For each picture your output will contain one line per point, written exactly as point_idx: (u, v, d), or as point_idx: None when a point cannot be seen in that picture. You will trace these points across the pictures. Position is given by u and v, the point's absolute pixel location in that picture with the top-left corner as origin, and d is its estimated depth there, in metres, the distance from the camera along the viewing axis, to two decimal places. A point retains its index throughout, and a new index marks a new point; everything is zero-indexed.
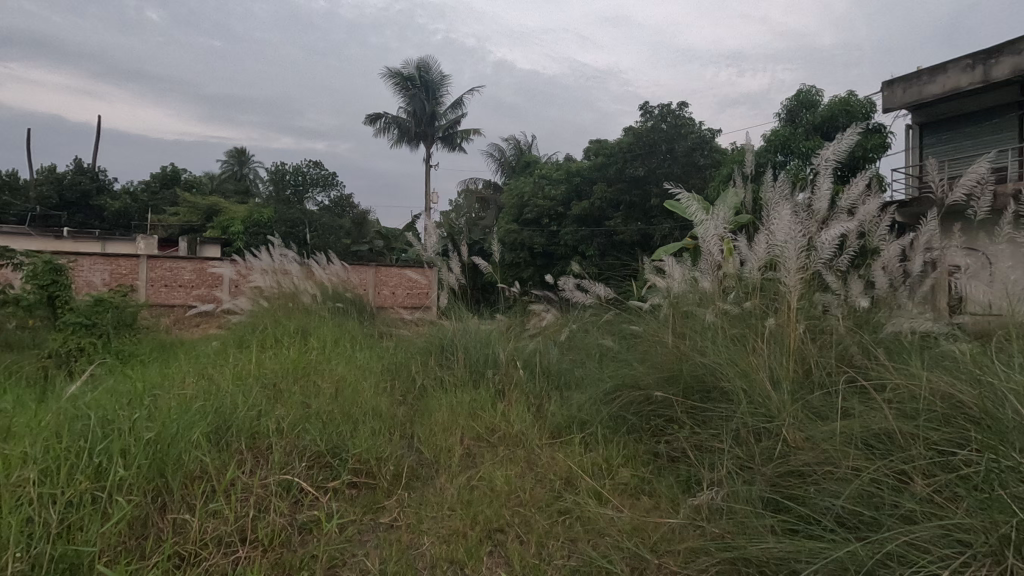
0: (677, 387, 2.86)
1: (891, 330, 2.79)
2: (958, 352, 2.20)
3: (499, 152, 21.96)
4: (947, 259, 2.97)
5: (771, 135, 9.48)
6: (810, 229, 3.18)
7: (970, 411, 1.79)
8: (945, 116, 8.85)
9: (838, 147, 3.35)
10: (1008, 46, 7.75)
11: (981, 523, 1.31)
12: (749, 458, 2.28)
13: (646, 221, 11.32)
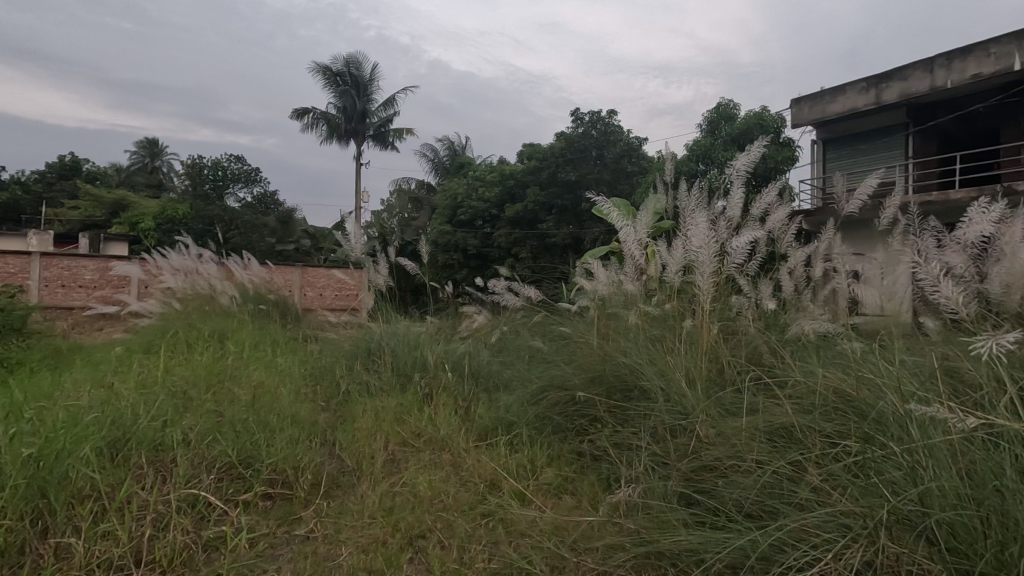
0: (600, 387, 2.94)
1: (795, 330, 3.00)
2: (850, 350, 2.40)
3: (432, 152, 21.80)
4: (844, 265, 3.23)
5: (694, 145, 9.97)
6: (723, 236, 3.37)
7: (857, 406, 1.94)
8: (844, 133, 9.67)
9: (749, 158, 3.58)
10: (897, 72, 8.61)
11: (861, 508, 1.42)
12: (665, 455, 2.38)
13: (578, 224, 11.57)
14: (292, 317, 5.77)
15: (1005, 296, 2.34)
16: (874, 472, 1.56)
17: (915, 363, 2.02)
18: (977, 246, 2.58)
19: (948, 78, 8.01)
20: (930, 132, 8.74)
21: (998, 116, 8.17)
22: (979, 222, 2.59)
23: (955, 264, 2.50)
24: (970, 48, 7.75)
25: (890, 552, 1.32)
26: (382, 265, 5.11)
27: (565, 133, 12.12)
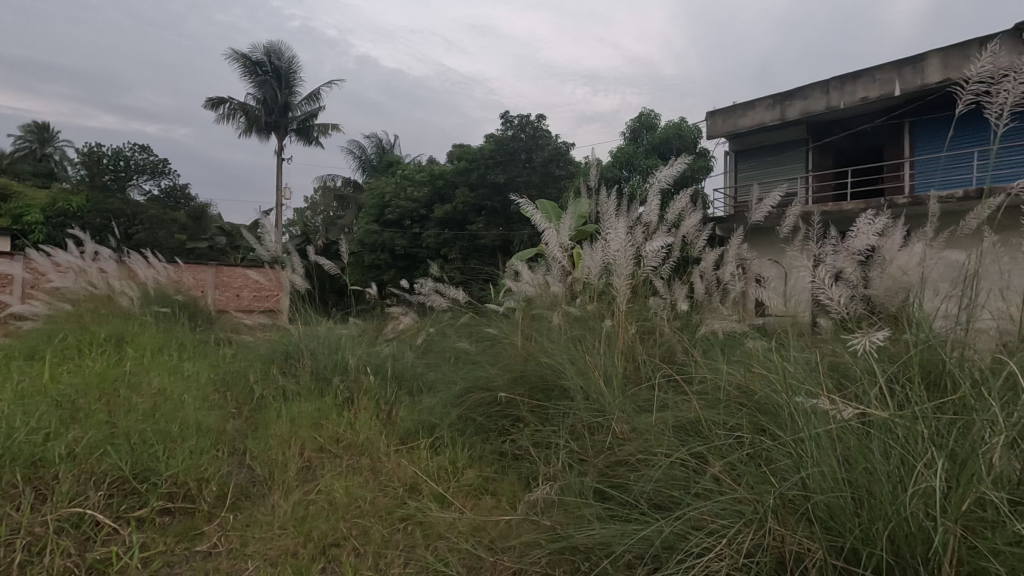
0: (523, 387, 2.98)
1: (706, 330, 3.18)
2: (753, 349, 2.58)
3: (359, 150, 21.26)
4: (751, 269, 3.47)
5: (618, 152, 10.34)
6: (640, 241, 3.53)
7: (755, 400, 2.09)
8: (753, 146, 10.36)
9: (666, 169, 3.75)
10: (798, 92, 9.32)
11: (753, 494, 1.53)
12: (582, 452, 2.46)
13: (507, 227, 11.66)
14: (203, 319, 5.41)
15: (883, 299, 2.60)
16: (767, 460, 1.68)
17: (806, 359, 2.20)
18: (862, 254, 2.85)
19: (842, 100, 8.77)
20: (826, 148, 9.54)
21: (882, 135, 9.04)
22: (863, 233, 2.87)
23: (844, 269, 2.74)
24: (860, 73, 8.52)
25: (778, 535, 1.42)
26: (297, 265, 4.86)
27: (494, 135, 12.20)
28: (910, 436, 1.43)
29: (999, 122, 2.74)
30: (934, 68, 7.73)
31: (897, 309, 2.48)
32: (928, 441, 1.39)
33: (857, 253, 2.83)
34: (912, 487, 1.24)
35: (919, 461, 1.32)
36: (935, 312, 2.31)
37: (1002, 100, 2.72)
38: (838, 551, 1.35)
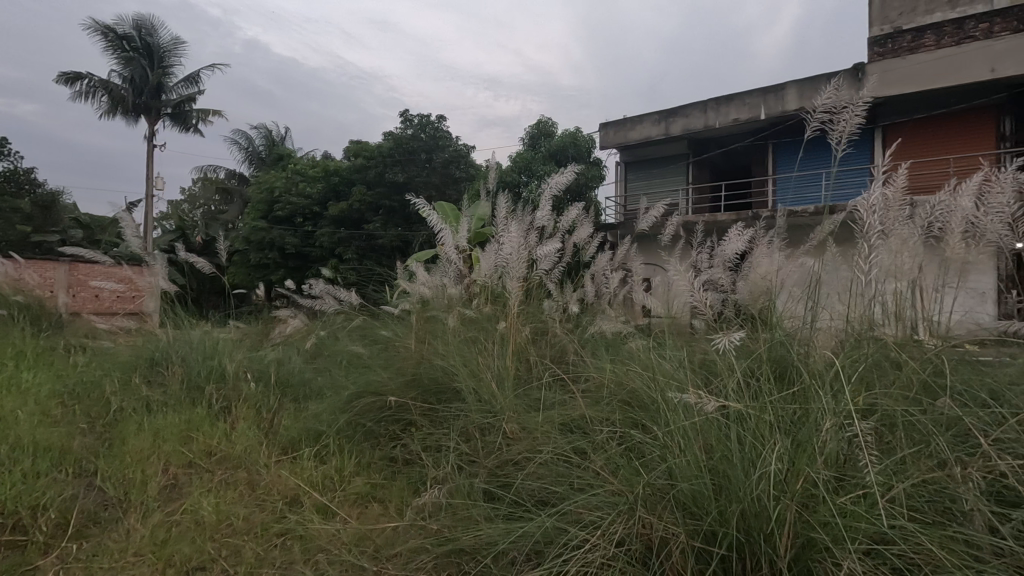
0: (415, 391, 2.94)
1: (595, 331, 3.33)
2: (635, 348, 2.74)
3: (245, 140, 19.83)
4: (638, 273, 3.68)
5: (516, 156, 10.55)
6: (534, 244, 3.62)
7: (634, 396, 2.22)
8: (641, 158, 11.04)
9: (561, 177, 3.89)
10: (679, 110, 10.08)
11: (627, 485, 1.62)
12: (473, 454, 2.47)
13: (406, 227, 11.40)
14: (50, 323, 4.74)
15: (747, 300, 2.87)
16: (642, 453, 1.78)
17: (682, 358, 2.37)
18: (731, 261, 3.13)
19: (718, 119, 9.61)
20: (704, 163, 10.40)
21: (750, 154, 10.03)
22: (732, 243, 3.16)
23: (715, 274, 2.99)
24: (733, 97, 9.39)
25: (646, 523, 1.52)
26: (159, 267, 4.29)
27: (393, 133, 11.92)
28: (759, 424, 1.59)
29: (840, 147, 3.14)
30: (792, 96, 8.72)
31: (757, 310, 2.76)
32: (775, 428, 1.55)
33: (727, 260, 3.10)
34: (759, 470, 1.38)
35: (766, 446, 1.47)
36: (786, 314, 2.59)
37: (842, 128, 3.12)
38: (697, 532, 1.47)
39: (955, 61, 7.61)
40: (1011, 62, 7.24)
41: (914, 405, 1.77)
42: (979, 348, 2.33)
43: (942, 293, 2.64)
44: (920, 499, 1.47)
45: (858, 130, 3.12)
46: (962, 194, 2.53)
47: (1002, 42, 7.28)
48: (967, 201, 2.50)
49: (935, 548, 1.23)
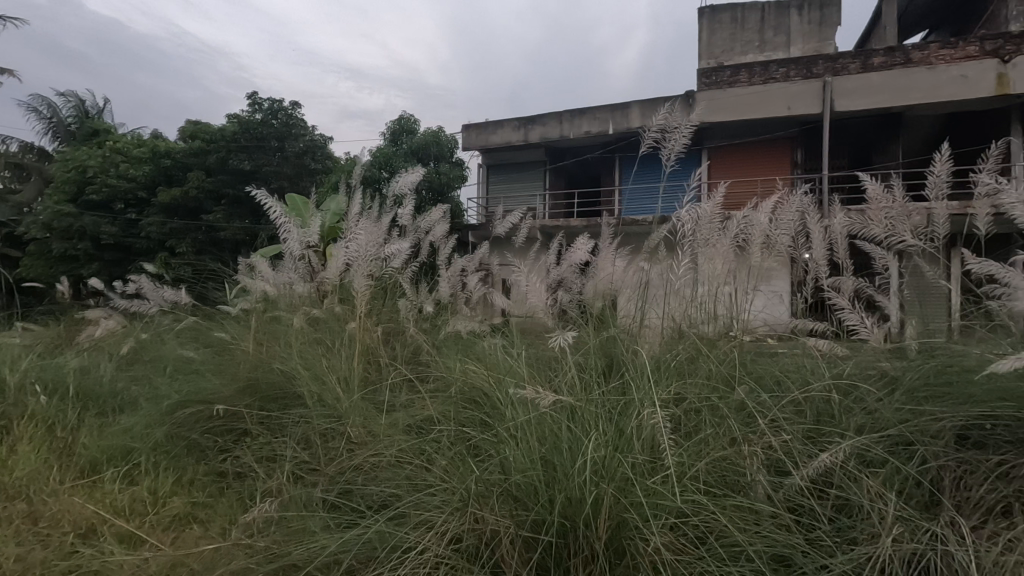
0: (250, 397, 2.70)
1: (450, 331, 3.33)
2: (487, 347, 2.78)
3: (48, 108, 16.75)
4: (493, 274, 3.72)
5: (377, 151, 10.30)
6: (387, 244, 3.61)
7: (480, 394, 2.26)
8: (502, 162, 11.35)
9: (411, 176, 3.83)
10: (537, 119, 10.54)
11: (462, 482, 1.64)
12: (314, 461, 2.34)
13: (253, 219, 10.46)
14: None
15: (591, 300, 3.07)
16: (480, 450, 1.83)
17: (526, 356, 2.48)
18: (578, 265, 3.24)
19: (572, 131, 10.21)
20: (560, 171, 11.02)
21: (600, 164, 10.82)
22: (578, 248, 3.31)
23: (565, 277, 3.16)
24: (585, 111, 10.04)
25: (477, 518, 1.55)
26: None
27: (238, 115, 10.86)
28: (587, 416, 1.71)
29: (669, 164, 3.49)
30: (636, 114, 9.59)
31: (598, 310, 2.96)
32: (599, 419, 1.68)
33: (575, 263, 3.25)
34: (580, 458, 1.48)
35: (589, 435, 1.58)
36: (624, 317, 2.83)
37: (671, 147, 3.48)
38: (525, 523, 1.53)
39: (762, 98, 8.89)
40: (803, 103, 8.64)
41: (719, 393, 2.01)
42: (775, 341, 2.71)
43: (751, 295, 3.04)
44: (714, 475, 1.68)
45: (684, 150, 3.50)
46: (760, 211, 2.94)
47: (796, 85, 8.65)
48: (763, 217, 2.92)
49: (721, 517, 1.42)
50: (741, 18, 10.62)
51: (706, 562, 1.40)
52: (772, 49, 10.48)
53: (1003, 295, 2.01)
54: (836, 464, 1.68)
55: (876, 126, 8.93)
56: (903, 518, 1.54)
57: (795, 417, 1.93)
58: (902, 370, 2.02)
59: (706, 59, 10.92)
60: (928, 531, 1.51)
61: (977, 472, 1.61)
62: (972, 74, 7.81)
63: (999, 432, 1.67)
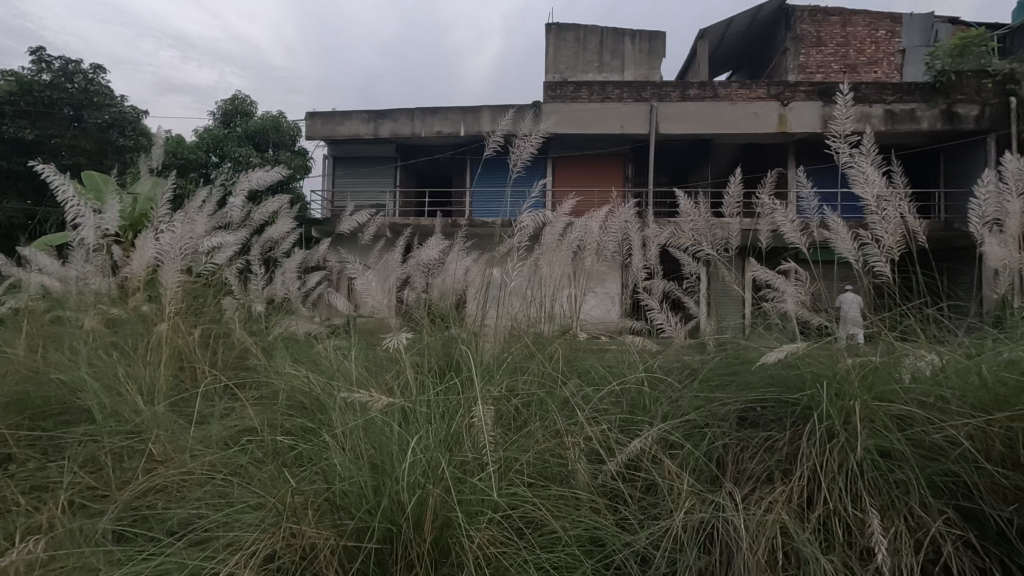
0: (22, 415, 2.27)
1: (286, 331, 3.04)
2: (322, 350, 2.62)
3: None
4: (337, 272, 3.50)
5: (203, 132, 9.26)
6: (208, 235, 3.20)
7: (310, 400, 2.12)
8: (349, 155, 10.86)
9: (264, 174, 3.39)
10: (388, 113, 10.26)
11: (276, 497, 1.53)
12: (105, 486, 2.00)
13: (36, 200, 8.69)
14: None
15: (439, 300, 3.02)
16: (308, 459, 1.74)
17: (361, 359, 2.40)
18: (425, 266, 3.14)
19: (424, 129, 10.12)
20: (410, 169, 10.88)
21: (453, 165, 10.88)
22: (428, 248, 3.19)
23: (412, 276, 3.09)
24: (437, 110, 10.01)
25: (293, 533, 1.47)
26: None
27: (15, 73, 8.93)
28: (417, 418, 1.71)
29: (517, 169, 3.60)
30: (486, 119, 9.83)
31: (448, 309, 2.92)
32: (429, 420, 1.69)
33: (422, 261, 3.18)
34: (404, 461, 1.47)
35: (416, 437, 1.58)
36: (476, 318, 2.84)
37: (519, 152, 3.58)
38: (345, 532, 1.48)
39: (600, 115, 9.69)
40: (633, 123, 9.63)
41: (548, 389, 2.13)
42: (608, 338, 2.94)
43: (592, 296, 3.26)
44: (538, 467, 1.79)
45: (531, 156, 3.63)
46: (594, 218, 3.17)
47: (628, 106, 9.62)
48: (597, 224, 3.14)
49: (540, 508, 1.54)
50: (583, 39, 11.45)
51: (522, 553, 1.49)
52: (609, 71, 11.45)
53: (775, 298, 2.40)
54: (645, 449, 1.89)
55: (691, 150, 10.19)
56: (694, 492, 1.77)
57: (614, 410, 2.12)
58: (700, 362, 2.31)
59: (552, 73, 11.52)
60: (712, 503, 1.74)
61: (751, 448, 1.90)
62: (760, 112, 9.32)
63: (767, 412, 1.99)
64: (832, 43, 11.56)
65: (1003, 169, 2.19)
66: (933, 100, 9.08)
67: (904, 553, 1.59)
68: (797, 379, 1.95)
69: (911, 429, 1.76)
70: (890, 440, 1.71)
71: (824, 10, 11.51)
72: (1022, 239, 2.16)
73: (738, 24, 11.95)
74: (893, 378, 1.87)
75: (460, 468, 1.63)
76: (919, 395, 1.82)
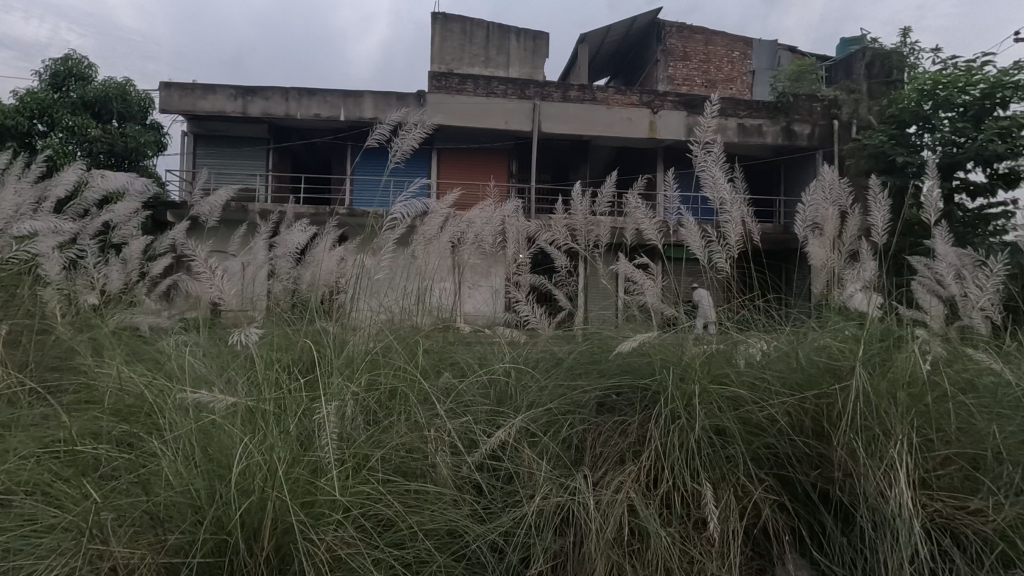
0: None
1: (120, 324, 2.62)
2: (164, 347, 2.32)
3: None
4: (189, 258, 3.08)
5: (25, 95, 7.89)
6: (18, 214, 2.70)
7: (139, 402, 1.87)
8: (213, 132, 9.90)
9: (123, 183, 2.92)
10: (259, 91, 9.49)
11: (81, 515, 1.40)
12: None
13: None
14: None
15: (310, 291, 2.81)
16: (138, 467, 1.61)
17: (207, 361, 2.18)
18: (293, 252, 2.89)
19: (299, 111, 9.50)
20: (285, 152, 10.18)
21: (332, 151, 10.35)
22: (296, 231, 2.94)
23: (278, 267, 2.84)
24: (314, 91, 9.44)
25: (101, 553, 1.39)
26: None
27: None
28: (261, 419, 1.62)
29: (397, 158, 3.39)
30: (368, 105, 9.47)
31: (316, 301, 2.73)
32: (270, 420, 1.61)
33: (289, 246, 2.92)
34: (235, 470, 1.41)
35: (252, 440, 1.50)
36: (353, 312, 2.68)
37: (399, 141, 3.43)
38: (167, 547, 1.42)
39: (485, 109, 9.73)
40: (517, 120, 9.81)
41: (411, 384, 2.08)
42: (483, 330, 2.94)
43: (473, 291, 3.25)
44: (394, 463, 1.80)
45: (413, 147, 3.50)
46: (474, 210, 3.14)
47: (513, 103, 9.77)
48: (475, 214, 3.10)
49: (389, 505, 1.57)
50: (468, 32, 11.44)
51: (372, 550, 1.53)
52: (494, 66, 11.55)
53: (635, 290, 2.56)
54: (506, 441, 1.95)
55: (571, 148, 10.59)
56: (550, 479, 1.84)
57: (480, 401, 2.13)
58: (566, 352, 2.36)
59: (437, 63, 11.37)
60: (567, 487, 1.82)
61: (605, 433, 2.00)
62: (634, 117, 9.93)
63: (622, 398, 2.09)
64: (695, 59, 12.63)
65: (823, 180, 2.50)
66: (776, 117, 10.28)
67: (732, 520, 1.76)
68: (648, 365, 2.08)
69: (741, 408, 1.95)
70: (723, 419, 1.88)
71: (689, 28, 12.54)
72: (835, 242, 2.50)
73: (615, 33, 12.63)
74: (729, 363, 2.06)
75: (309, 470, 1.59)
76: (749, 377, 2.02)
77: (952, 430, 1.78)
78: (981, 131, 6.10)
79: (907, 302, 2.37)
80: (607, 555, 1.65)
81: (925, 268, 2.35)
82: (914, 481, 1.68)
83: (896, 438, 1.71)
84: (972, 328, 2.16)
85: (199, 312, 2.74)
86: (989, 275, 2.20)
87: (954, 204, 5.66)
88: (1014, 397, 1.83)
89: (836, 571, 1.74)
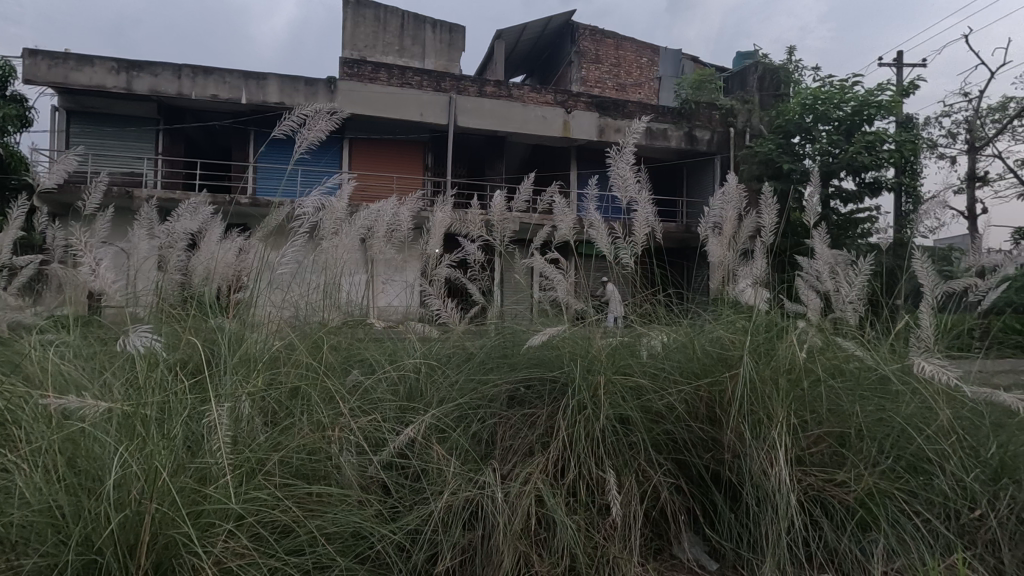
0: None
1: None
2: (21, 348, 2.03)
3: None
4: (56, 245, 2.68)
5: None
6: None
7: None
8: (91, 109, 8.93)
9: None
10: (146, 66, 8.63)
11: None
12: None
13: None
14: None
15: (205, 284, 2.57)
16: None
17: (77, 364, 1.94)
18: (183, 242, 2.64)
19: (193, 91, 8.77)
20: (177, 134, 9.38)
21: (231, 136, 9.67)
22: (188, 217, 2.71)
23: (168, 257, 2.57)
24: (210, 70, 8.75)
25: None
26: None
27: None
28: (141, 424, 1.47)
29: (303, 149, 3.15)
30: (273, 90, 8.94)
31: (211, 297, 2.49)
32: (149, 425, 1.47)
33: (180, 235, 2.65)
34: (103, 484, 1.29)
35: (127, 448, 1.37)
36: (260, 304, 2.51)
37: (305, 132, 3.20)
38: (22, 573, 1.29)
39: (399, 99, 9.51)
40: (432, 113, 9.67)
41: (316, 385, 1.97)
42: (397, 323, 2.87)
43: (388, 285, 3.15)
44: (294, 465, 1.73)
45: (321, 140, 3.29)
46: (385, 203, 3.04)
47: (427, 95, 9.62)
48: (388, 206, 3.00)
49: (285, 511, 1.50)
50: (382, 19, 11.09)
51: (267, 559, 1.46)
52: (409, 56, 11.30)
53: (547, 285, 2.59)
54: (414, 437, 1.91)
55: (487, 143, 10.59)
56: (459, 473, 1.83)
57: (390, 398, 2.08)
58: (477, 347, 2.35)
59: (349, 49, 10.94)
60: (476, 481, 1.82)
61: (514, 426, 2.02)
62: (548, 117, 10.13)
63: (532, 391, 2.12)
64: (607, 62, 13.10)
65: (724, 184, 2.64)
66: (680, 123, 10.87)
67: (633, 504, 1.85)
68: (557, 357, 2.13)
69: (643, 397, 2.04)
70: (626, 408, 1.96)
71: (601, 32, 12.97)
72: (731, 240, 2.67)
73: (530, 32, 12.80)
74: (633, 355, 2.16)
75: (196, 478, 1.47)
76: (650, 368, 2.12)
77: (822, 410, 1.97)
78: (851, 144, 6.87)
79: (790, 296, 2.58)
80: (514, 546, 1.67)
81: (806, 266, 2.56)
82: (791, 458, 1.84)
83: (777, 419, 1.87)
84: (843, 319, 2.39)
85: (70, 307, 2.42)
86: (857, 272, 2.45)
87: (830, 208, 6.33)
88: (872, 380, 2.06)
89: (725, 546, 1.89)
